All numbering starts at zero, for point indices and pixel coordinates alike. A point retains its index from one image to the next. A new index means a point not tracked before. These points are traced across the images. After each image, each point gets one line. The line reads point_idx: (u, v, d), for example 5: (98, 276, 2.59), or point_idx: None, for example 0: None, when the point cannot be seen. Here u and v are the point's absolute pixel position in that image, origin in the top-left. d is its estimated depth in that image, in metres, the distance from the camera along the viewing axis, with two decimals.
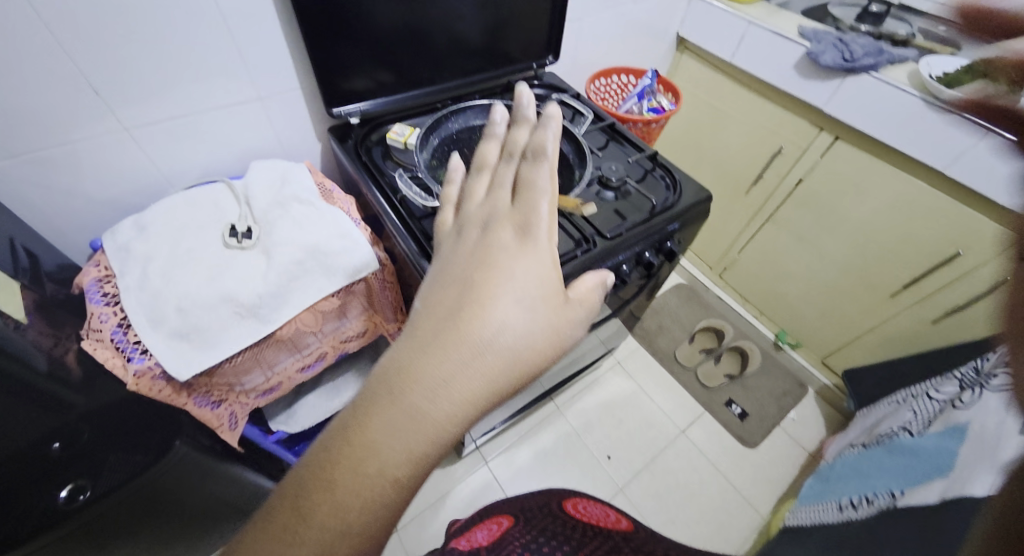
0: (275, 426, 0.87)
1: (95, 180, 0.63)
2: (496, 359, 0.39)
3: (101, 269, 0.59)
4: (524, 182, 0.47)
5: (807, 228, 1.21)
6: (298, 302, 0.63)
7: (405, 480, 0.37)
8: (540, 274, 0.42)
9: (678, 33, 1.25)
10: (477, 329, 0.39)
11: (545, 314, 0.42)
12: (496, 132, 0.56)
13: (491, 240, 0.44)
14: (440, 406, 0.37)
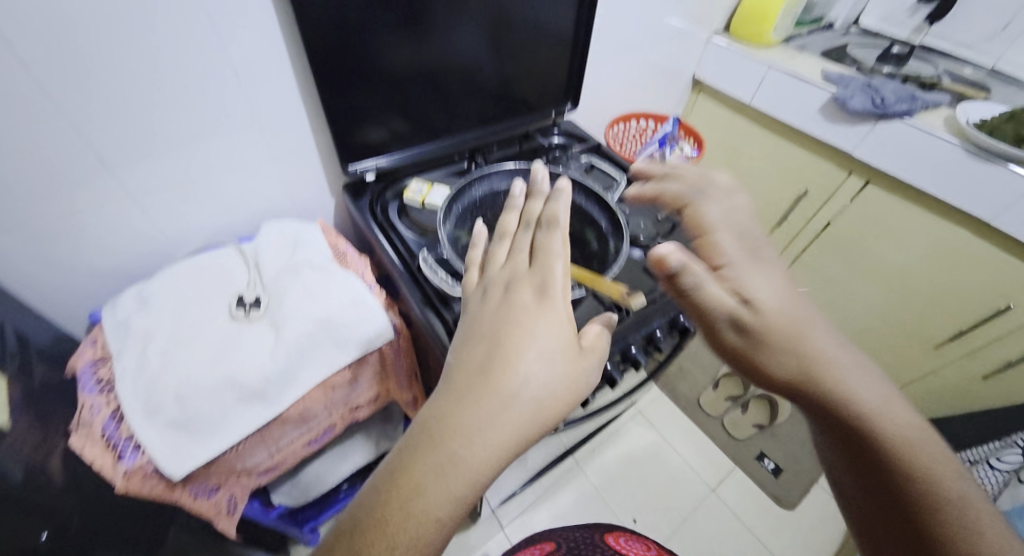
0: (275, 499, 0.82)
1: (96, 250, 0.59)
2: (523, 407, 0.40)
3: (97, 349, 0.55)
4: (540, 254, 0.48)
5: (837, 272, 1.21)
6: (307, 380, 0.58)
7: (447, 519, 0.38)
8: (558, 324, 0.43)
9: (695, 75, 1.23)
10: (505, 382, 0.40)
11: (566, 362, 0.43)
12: (517, 204, 0.56)
13: (511, 305, 0.45)
14: (475, 447, 0.39)
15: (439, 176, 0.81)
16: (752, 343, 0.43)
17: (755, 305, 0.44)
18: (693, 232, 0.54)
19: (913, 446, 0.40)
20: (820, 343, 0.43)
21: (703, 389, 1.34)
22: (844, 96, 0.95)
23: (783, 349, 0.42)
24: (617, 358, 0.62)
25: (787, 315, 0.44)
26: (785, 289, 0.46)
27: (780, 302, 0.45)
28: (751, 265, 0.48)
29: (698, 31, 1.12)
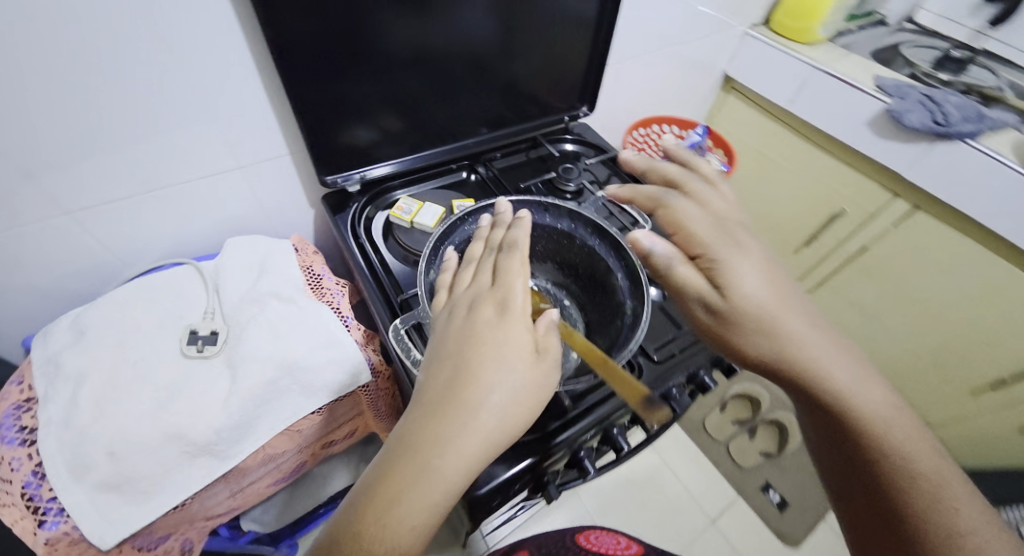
0: (246, 525, 0.72)
1: (28, 271, 0.51)
2: (495, 414, 0.35)
3: (22, 390, 0.48)
4: (501, 276, 0.42)
5: (870, 299, 1.12)
6: (267, 429, 0.51)
7: (421, 531, 0.33)
8: (519, 331, 0.38)
9: (726, 72, 1.11)
10: (472, 392, 0.35)
11: (528, 362, 0.37)
12: (483, 235, 0.49)
13: (474, 322, 0.39)
14: (447, 456, 0.33)
15: (435, 189, 0.72)
16: (728, 327, 0.40)
17: (735, 291, 0.41)
18: (667, 212, 0.49)
19: (902, 443, 0.38)
20: (804, 331, 0.40)
21: (710, 411, 1.31)
22: (900, 110, 0.84)
23: (752, 336, 0.40)
24: (624, 420, 0.56)
25: (769, 302, 0.40)
26: (768, 275, 0.42)
27: (751, 283, 0.41)
28: (724, 242, 0.44)
29: (735, 22, 1.00)
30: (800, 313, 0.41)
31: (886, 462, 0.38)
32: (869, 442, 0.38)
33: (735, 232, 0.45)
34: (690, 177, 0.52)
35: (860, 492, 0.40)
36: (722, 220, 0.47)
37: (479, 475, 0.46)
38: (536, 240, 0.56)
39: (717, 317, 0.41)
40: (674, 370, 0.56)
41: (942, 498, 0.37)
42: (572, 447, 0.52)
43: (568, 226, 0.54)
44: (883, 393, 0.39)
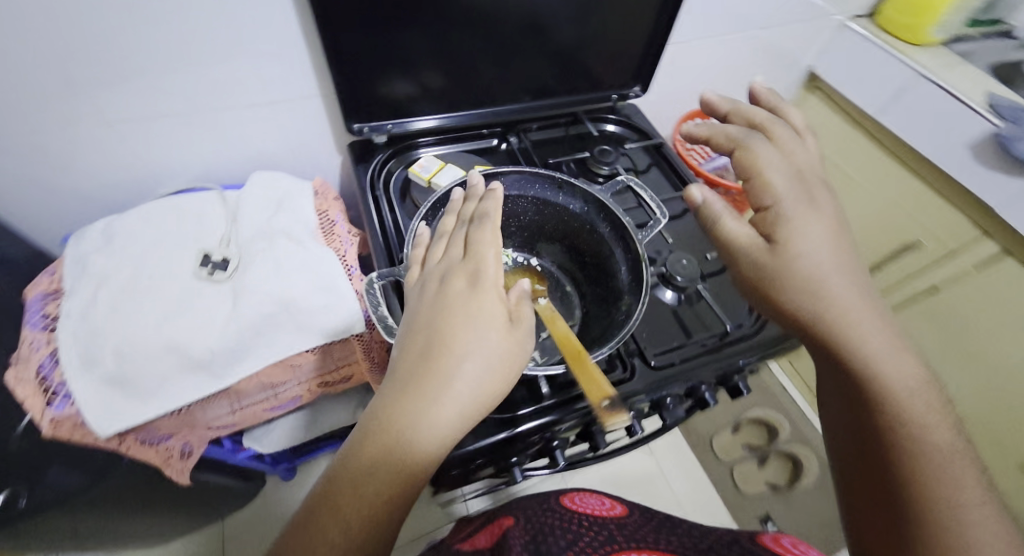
0: (246, 442, 0.76)
1: (71, 173, 0.56)
2: (469, 385, 0.33)
3: (52, 281, 0.53)
4: (471, 247, 0.40)
5: (928, 349, 1.04)
6: (258, 358, 0.54)
7: (394, 511, 0.30)
8: (490, 303, 0.36)
9: (812, 68, 0.99)
10: (444, 363, 0.33)
11: (502, 331, 0.35)
12: (454, 207, 0.46)
13: (445, 294, 0.37)
14: (424, 429, 0.31)
15: (462, 152, 0.70)
16: (773, 274, 0.39)
17: (791, 244, 0.39)
18: (746, 152, 0.46)
19: (920, 417, 0.34)
20: (848, 289, 0.38)
21: (722, 429, 1.25)
22: (1012, 136, 0.72)
23: (794, 290, 0.38)
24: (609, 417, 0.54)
25: (825, 258, 0.39)
26: (830, 229, 0.40)
27: (808, 241, 0.39)
28: (798, 197, 0.42)
29: (832, 12, 0.88)
30: (849, 269, 0.39)
31: (896, 429, 0.34)
32: (882, 406, 0.35)
33: (808, 182, 0.43)
34: (776, 121, 0.50)
35: (864, 467, 0.35)
36: (801, 168, 0.45)
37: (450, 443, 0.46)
38: (544, 219, 0.53)
39: (762, 255, 0.40)
40: (671, 381, 0.53)
41: (954, 481, 0.31)
42: (547, 435, 0.50)
43: (581, 209, 0.51)
44: (917, 369, 0.36)
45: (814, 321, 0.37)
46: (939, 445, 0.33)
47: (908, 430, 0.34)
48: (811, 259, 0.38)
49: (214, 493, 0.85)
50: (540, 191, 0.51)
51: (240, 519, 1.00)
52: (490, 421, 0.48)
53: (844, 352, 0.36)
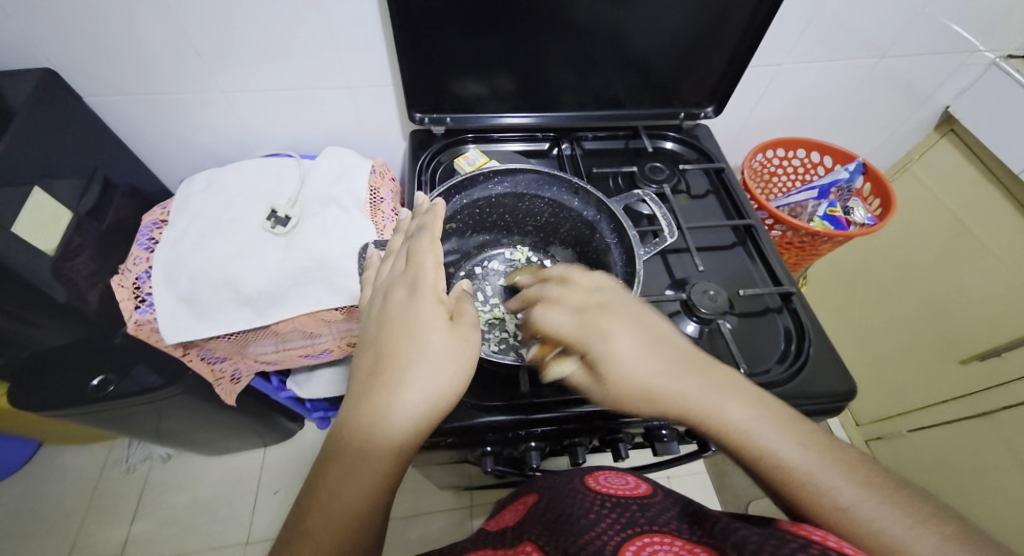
0: (290, 382, 0.86)
1: (191, 130, 0.68)
2: (418, 388, 0.38)
3: (162, 213, 0.65)
4: (413, 258, 0.44)
5: None
6: (295, 307, 0.61)
7: (368, 511, 0.35)
8: (425, 308, 0.41)
9: (948, 107, 0.85)
10: (396, 372, 0.38)
11: (442, 333, 0.40)
12: (401, 227, 0.50)
13: (388, 306, 0.42)
14: (386, 437, 0.36)
15: (513, 152, 0.72)
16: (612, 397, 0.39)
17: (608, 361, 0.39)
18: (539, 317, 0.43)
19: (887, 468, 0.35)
20: (686, 396, 0.37)
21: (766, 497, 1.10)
22: None
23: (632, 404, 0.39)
24: (593, 434, 0.52)
25: (654, 376, 0.38)
26: (644, 336, 0.40)
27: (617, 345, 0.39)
28: (587, 303, 0.42)
29: (980, 45, 0.74)
30: (680, 370, 0.39)
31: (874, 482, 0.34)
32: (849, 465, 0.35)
33: (604, 313, 0.41)
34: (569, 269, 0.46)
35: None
36: (603, 298, 0.42)
37: None
38: (560, 221, 0.55)
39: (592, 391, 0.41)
40: None
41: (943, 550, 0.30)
42: (524, 433, 0.50)
43: (593, 216, 0.52)
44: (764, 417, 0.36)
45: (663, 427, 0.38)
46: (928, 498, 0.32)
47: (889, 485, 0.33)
48: (630, 383, 0.38)
49: (259, 421, 0.97)
50: (556, 194, 0.53)
51: (279, 455, 1.10)
52: (472, 404, 0.50)
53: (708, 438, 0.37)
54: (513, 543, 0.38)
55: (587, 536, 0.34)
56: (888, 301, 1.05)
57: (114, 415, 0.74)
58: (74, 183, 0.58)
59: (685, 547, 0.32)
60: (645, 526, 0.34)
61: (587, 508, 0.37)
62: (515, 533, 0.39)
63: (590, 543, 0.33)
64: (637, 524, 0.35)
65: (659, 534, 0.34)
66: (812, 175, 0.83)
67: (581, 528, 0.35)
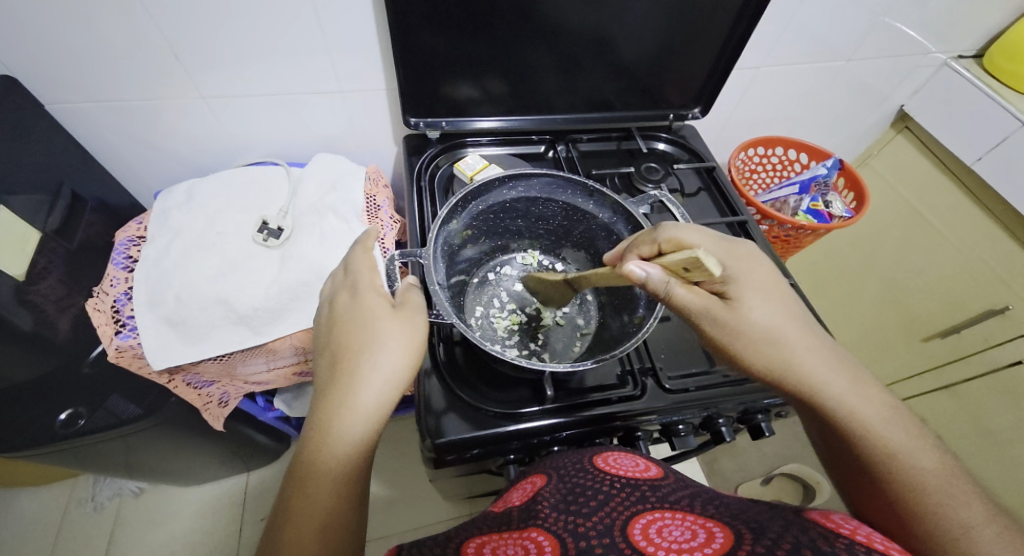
0: (278, 402, 0.82)
1: (165, 138, 0.64)
2: (377, 375, 0.38)
3: (138, 229, 0.61)
4: (349, 266, 0.45)
5: None
6: (294, 322, 0.58)
7: (342, 502, 0.35)
8: (368, 299, 0.42)
9: (903, 107, 0.92)
10: (353, 364, 0.39)
11: (388, 317, 0.41)
12: None
13: (334, 308, 0.42)
14: (350, 427, 0.36)
15: (510, 156, 0.72)
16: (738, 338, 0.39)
17: (747, 306, 0.40)
18: (672, 243, 0.40)
19: (904, 442, 0.35)
20: (809, 354, 0.39)
21: (751, 479, 1.14)
22: None
23: (762, 348, 0.39)
24: (615, 433, 0.53)
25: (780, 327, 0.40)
26: (775, 292, 0.41)
27: (759, 285, 0.41)
28: (731, 249, 0.43)
29: (931, 49, 0.81)
30: (802, 329, 0.41)
31: (889, 462, 0.35)
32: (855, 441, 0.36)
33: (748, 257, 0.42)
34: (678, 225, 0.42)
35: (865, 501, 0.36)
36: (741, 252, 0.43)
37: (446, 426, 0.47)
38: (574, 223, 0.57)
39: (726, 333, 0.39)
40: (684, 407, 0.51)
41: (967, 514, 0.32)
42: (548, 438, 0.50)
43: (609, 218, 0.53)
44: (878, 396, 0.38)
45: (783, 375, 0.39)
46: (931, 471, 0.34)
47: (900, 465, 0.34)
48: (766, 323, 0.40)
49: (243, 446, 0.92)
50: (570, 197, 0.54)
51: (263, 479, 1.04)
52: (495, 413, 0.48)
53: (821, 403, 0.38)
54: (520, 526, 0.35)
55: (593, 518, 0.34)
56: (855, 287, 1.12)
57: (85, 452, 0.67)
58: (35, 199, 0.53)
59: (696, 522, 0.33)
60: (653, 503, 0.35)
61: (594, 489, 0.37)
62: (521, 515, 0.36)
63: (597, 525, 0.33)
64: (648, 501, 0.35)
65: (669, 510, 0.34)
66: (789, 172, 0.88)
67: (588, 510, 0.35)
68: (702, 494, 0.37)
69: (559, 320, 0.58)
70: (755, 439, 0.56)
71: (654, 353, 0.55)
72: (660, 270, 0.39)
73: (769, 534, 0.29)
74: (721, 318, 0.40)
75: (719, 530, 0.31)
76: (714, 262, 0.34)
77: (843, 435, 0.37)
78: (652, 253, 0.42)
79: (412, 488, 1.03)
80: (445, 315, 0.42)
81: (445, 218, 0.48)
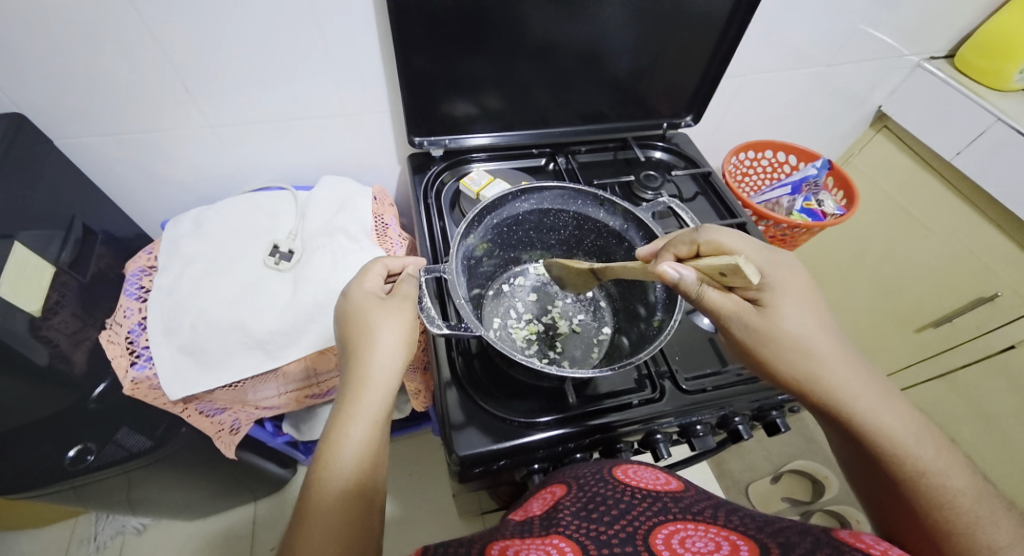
0: (288, 426, 0.81)
1: (172, 167, 0.64)
2: (379, 357, 0.43)
3: (149, 259, 0.61)
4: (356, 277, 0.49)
5: (992, 403, 0.99)
6: (309, 343, 0.58)
7: (360, 474, 0.38)
8: (359, 295, 0.46)
9: (881, 107, 0.96)
10: (357, 352, 0.43)
11: (379, 306, 0.45)
12: None
13: (337, 312, 0.46)
14: (360, 398, 0.41)
15: (513, 169, 0.74)
16: (768, 346, 0.40)
17: (779, 316, 0.41)
18: (711, 246, 0.42)
19: (934, 461, 0.37)
20: (839, 360, 0.40)
21: (760, 478, 1.15)
22: None
23: (792, 357, 0.40)
24: (635, 437, 0.53)
25: (812, 337, 0.41)
26: (808, 299, 0.42)
27: (793, 292, 0.42)
28: (769, 256, 0.44)
29: (905, 51, 0.85)
30: (834, 339, 0.41)
31: (918, 481, 0.36)
32: (891, 456, 0.37)
33: (785, 265, 0.43)
34: (716, 228, 0.43)
35: (895, 518, 0.38)
36: (778, 264, 0.43)
37: (472, 437, 0.47)
38: (585, 232, 0.59)
39: (757, 340, 0.41)
40: (701, 408, 0.52)
41: (987, 528, 0.34)
42: (571, 446, 0.51)
43: (620, 225, 0.55)
44: (905, 411, 0.39)
45: (809, 385, 0.40)
46: (962, 490, 0.36)
47: (930, 485, 0.36)
48: (797, 332, 0.40)
49: (252, 474, 0.90)
50: (581, 206, 0.56)
51: (272, 507, 1.02)
52: (518, 422, 0.49)
53: (846, 414, 0.39)
54: (542, 533, 0.34)
55: (614, 526, 0.33)
56: (848, 280, 1.16)
57: (94, 489, 0.66)
58: (47, 233, 0.52)
59: (720, 534, 0.32)
60: (677, 515, 0.35)
61: (615, 499, 0.36)
62: (543, 524, 0.35)
63: (618, 533, 0.33)
64: (670, 513, 0.35)
65: (691, 522, 0.34)
66: (779, 174, 0.91)
67: (610, 519, 0.34)
68: (726, 507, 0.37)
69: (575, 328, 0.60)
70: (771, 435, 0.58)
71: (669, 356, 0.56)
72: (694, 271, 0.40)
73: (798, 546, 0.29)
74: (756, 325, 0.41)
75: (742, 542, 0.31)
76: (753, 270, 0.36)
77: (873, 448, 0.38)
78: (691, 254, 0.44)
79: (424, 507, 1.02)
80: (473, 327, 0.43)
81: (463, 233, 0.50)
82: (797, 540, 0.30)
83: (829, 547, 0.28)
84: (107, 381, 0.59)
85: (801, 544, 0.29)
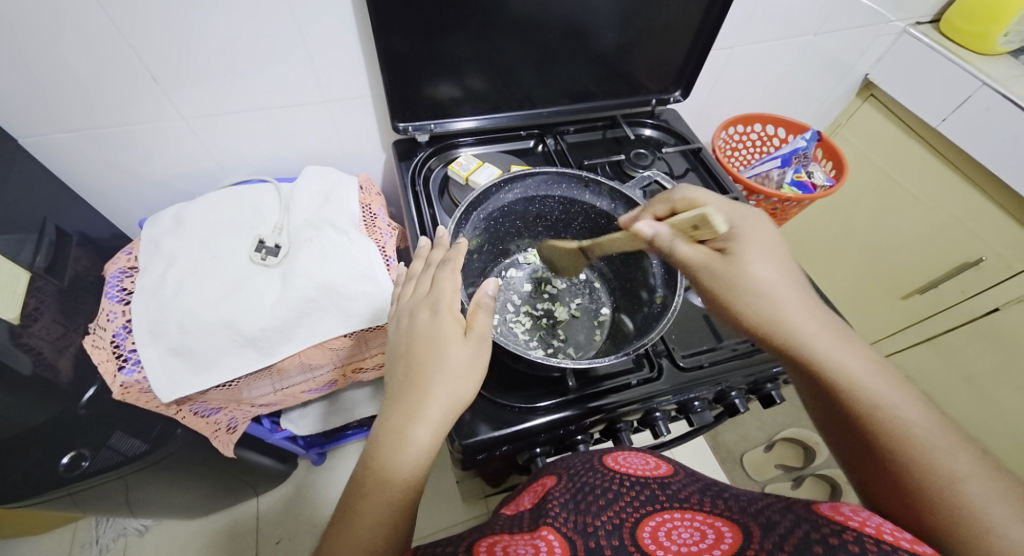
0: (285, 423, 0.80)
1: (146, 163, 0.62)
2: (442, 403, 0.37)
3: (129, 259, 0.59)
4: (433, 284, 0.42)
5: (974, 364, 1.02)
6: (303, 339, 0.57)
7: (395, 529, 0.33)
8: (435, 322, 0.39)
9: (867, 75, 0.96)
10: (418, 390, 0.37)
11: (459, 345, 0.38)
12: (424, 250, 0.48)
13: (410, 329, 0.40)
14: (409, 444, 0.35)
15: (502, 153, 0.72)
16: (728, 287, 0.41)
17: (743, 260, 0.41)
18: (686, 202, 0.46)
19: None
20: (798, 303, 0.40)
21: (753, 447, 1.18)
22: None
23: (748, 297, 0.41)
24: (635, 416, 0.54)
25: (774, 281, 0.41)
26: (772, 245, 0.43)
27: (754, 236, 0.43)
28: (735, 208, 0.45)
29: (892, 17, 0.84)
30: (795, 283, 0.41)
31: None
32: (853, 405, 0.36)
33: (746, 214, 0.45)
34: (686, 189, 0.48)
35: (866, 473, 0.36)
36: (737, 214, 0.44)
37: (471, 426, 0.47)
38: (572, 216, 0.58)
39: (723, 283, 0.41)
40: (699, 384, 0.53)
41: None
42: (573, 428, 0.51)
43: (608, 205, 0.55)
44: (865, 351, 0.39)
45: (767, 325, 0.40)
46: None
47: None
48: (758, 275, 0.41)
49: (253, 471, 0.90)
50: (567, 190, 0.56)
51: (274, 501, 1.03)
52: (519, 408, 0.49)
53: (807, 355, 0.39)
54: (530, 527, 0.34)
55: (602, 517, 0.34)
56: (837, 249, 1.17)
57: (90, 496, 0.65)
58: (19, 238, 0.50)
59: (705, 521, 0.33)
60: (664, 505, 0.35)
61: (603, 487, 0.36)
62: (533, 515, 0.36)
63: (605, 523, 0.33)
64: (658, 501, 0.35)
65: (675, 510, 0.34)
66: (768, 147, 0.91)
67: (598, 509, 0.34)
68: (714, 489, 0.37)
69: (573, 313, 0.60)
70: (766, 407, 0.59)
71: (665, 335, 0.56)
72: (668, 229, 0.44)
73: (779, 528, 0.29)
74: (722, 268, 0.42)
75: (727, 530, 0.31)
76: (720, 220, 0.40)
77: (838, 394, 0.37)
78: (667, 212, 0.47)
79: (427, 492, 1.03)
80: None
81: (453, 231, 0.49)
82: (778, 520, 0.30)
83: (808, 525, 0.28)
84: (96, 385, 0.57)
85: (782, 523, 0.29)
